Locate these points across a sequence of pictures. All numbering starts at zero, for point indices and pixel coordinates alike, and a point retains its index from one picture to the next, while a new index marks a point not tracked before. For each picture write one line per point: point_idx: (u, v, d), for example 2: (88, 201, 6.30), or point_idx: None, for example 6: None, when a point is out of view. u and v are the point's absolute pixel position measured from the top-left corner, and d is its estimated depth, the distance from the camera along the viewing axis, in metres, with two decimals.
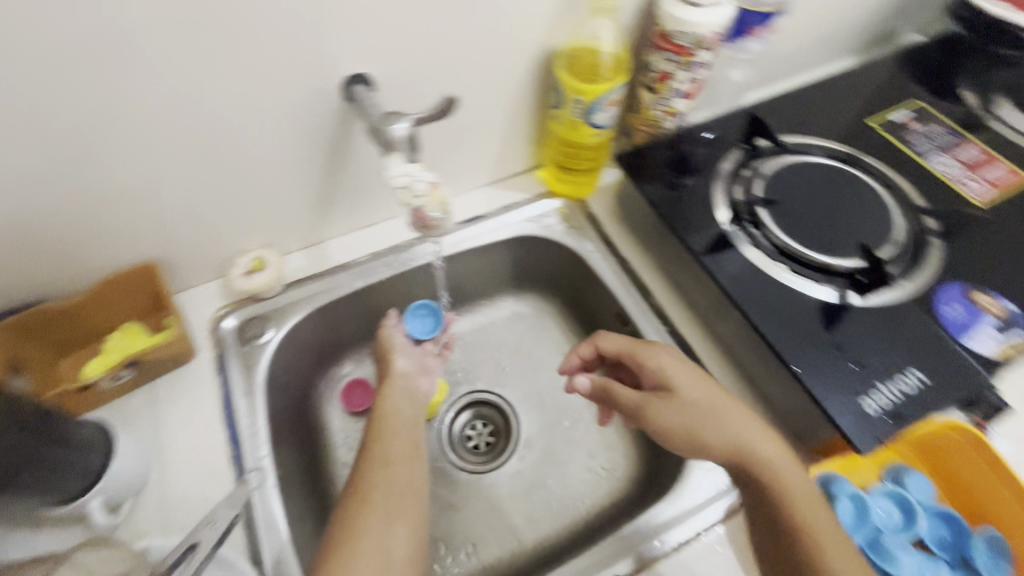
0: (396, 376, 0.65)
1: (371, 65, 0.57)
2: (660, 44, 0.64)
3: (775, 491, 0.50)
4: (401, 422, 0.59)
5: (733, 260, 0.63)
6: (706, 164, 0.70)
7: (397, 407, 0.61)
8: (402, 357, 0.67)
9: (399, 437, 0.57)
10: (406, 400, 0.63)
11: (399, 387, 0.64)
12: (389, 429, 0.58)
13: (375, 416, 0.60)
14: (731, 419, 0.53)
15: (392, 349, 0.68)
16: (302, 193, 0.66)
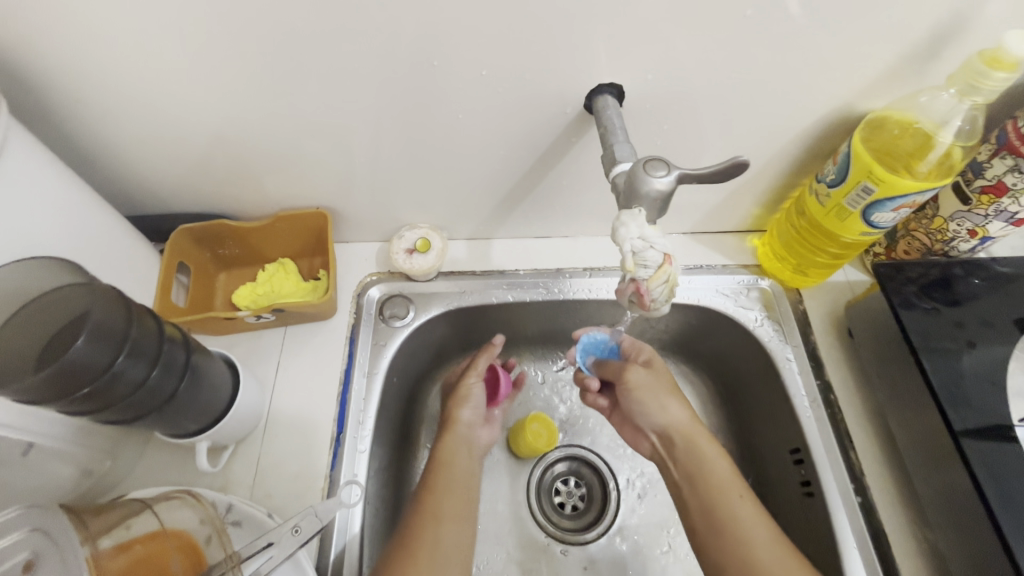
0: (460, 427, 0.61)
1: (628, 76, 0.47)
2: (1016, 148, 0.46)
3: None
4: (456, 477, 0.57)
5: (1014, 471, 0.45)
6: (1002, 319, 0.52)
7: (454, 458, 0.58)
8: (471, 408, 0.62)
9: (454, 492, 0.55)
10: (467, 457, 0.59)
11: (460, 440, 0.60)
12: (444, 483, 0.55)
13: (433, 467, 0.57)
14: (740, 515, 0.46)
15: (466, 395, 0.63)
16: (492, 187, 0.59)
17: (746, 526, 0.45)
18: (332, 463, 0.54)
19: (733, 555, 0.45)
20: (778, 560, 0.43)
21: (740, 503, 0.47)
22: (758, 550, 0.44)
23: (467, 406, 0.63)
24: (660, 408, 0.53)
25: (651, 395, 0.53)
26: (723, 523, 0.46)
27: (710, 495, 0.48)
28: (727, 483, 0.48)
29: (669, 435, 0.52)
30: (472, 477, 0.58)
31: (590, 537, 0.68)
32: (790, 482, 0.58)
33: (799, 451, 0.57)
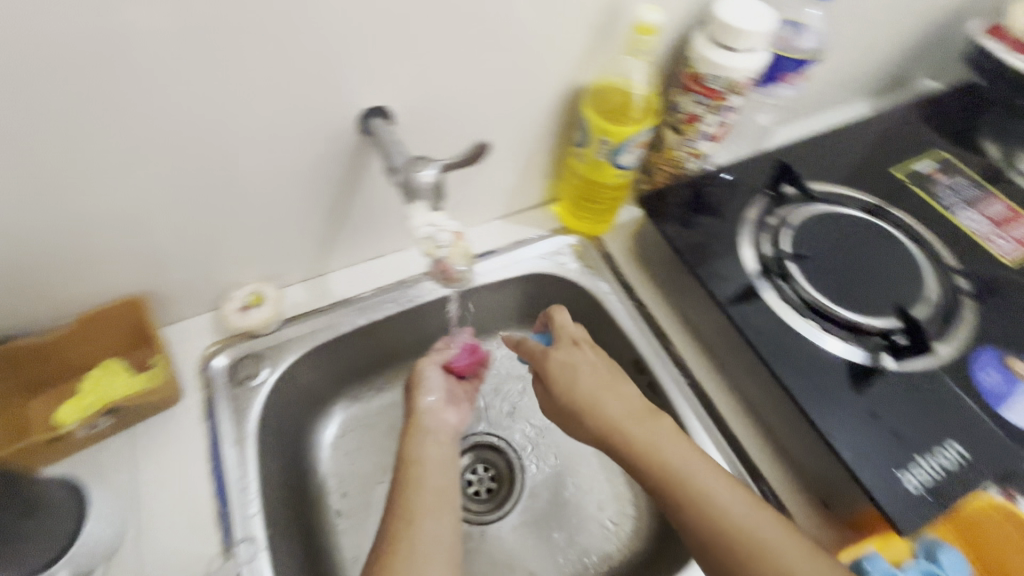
0: (421, 415, 0.63)
1: (389, 97, 0.53)
2: (690, 86, 0.61)
3: (710, 513, 0.45)
4: (431, 467, 0.56)
5: (762, 315, 0.59)
6: (730, 209, 0.68)
7: (422, 451, 0.58)
8: (426, 393, 0.66)
9: (426, 485, 0.54)
10: (433, 442, 0.60)
11: (423, 428, 0.61)
12: (417, 477, 0.55)
13: (402, 463, 0.57)
14: (656, 436, 0.50)
15: (421, 383, 0.67)
16: (307, 224, 0.62)
17: (704, 483, 0.47)
18: (225, 535, 0.53)
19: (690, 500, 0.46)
20: (732, 503, 0.45)
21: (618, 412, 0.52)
22: (715, 507, 0.45)
23: (425, 392, 0.66)
24: (570, 380, 0.55)
25: (565, 376, 0.55)
26: (679, 482, 0.47)
27: (662, 466, 0.48)
28: (600, 401, 0.52)
29: (573, 397, 0.54)
30: (444, 460, 0.58)
31: (507, 509, 0.73)
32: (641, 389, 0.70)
33: (639, 362, 0.69)
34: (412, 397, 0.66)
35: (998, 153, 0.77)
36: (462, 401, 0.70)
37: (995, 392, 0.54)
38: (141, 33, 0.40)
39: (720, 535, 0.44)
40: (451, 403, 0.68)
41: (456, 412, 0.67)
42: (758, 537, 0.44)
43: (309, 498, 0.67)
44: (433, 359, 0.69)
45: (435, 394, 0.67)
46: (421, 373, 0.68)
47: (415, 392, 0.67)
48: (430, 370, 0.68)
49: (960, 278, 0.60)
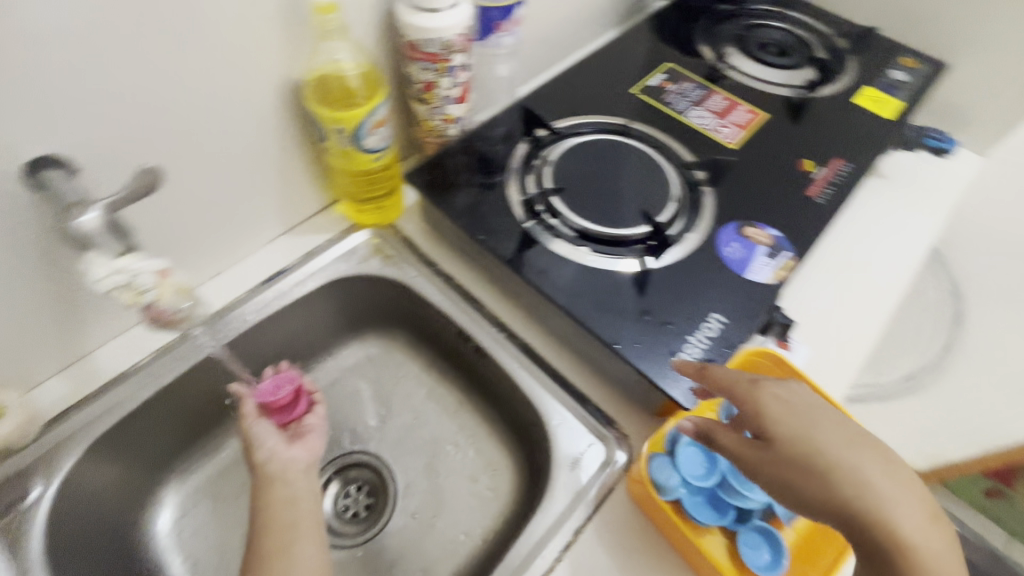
0: (263, 464, 0.57)
1: (58, 144, 0.47)
2: (412, 54, 0.61)
3: (860, 501, 0.37)
4: (283, 511, 0.53)
5: (540, 254, 0.62)
6: (493, 162, 0.69)
7: (272, 496, 0.54)
8: (262, 440, 0.58)
9: (281, 527, 0.52)
10: (286, 482, 0.56)
11: (270, 473, 0.56)
12: (275, 523, 0.52)
13: (257, 512, 0.53)
14: (819, 425, 0.40)
15: (251, 440, 0.58)
16: (28, 310, 0.53)
17: (812, 431, 0.40)
18: None
19: (783, 477, 0.39)
20: (857, 444, 0.40)
21: (778, 400, 0.42)
22: (825, 454, 0.39)
23: (262, 443, 0.58)
24: (794, 398, 0.42)
25: (801, 421, 0.40)
26: (803, 443, 0.40)
27: (786, 430, 0.40)
28: (748, 399, 0.43)
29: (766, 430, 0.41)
30: (298, 498, 0.54)
31: (386, 518, 0.72)
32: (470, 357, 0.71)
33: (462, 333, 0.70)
34: (248, 455, 0.58)
35: (713, 55, 0.86)
36: (309, 431, 0.62)
37: (739, 261, 0.62)
38: None
39: (822, 485, 0.38)
40: (295, 439, 0.61)
41: (303, 446, 0.60)
42: (875, 497, 0.37)
43: None
44: (250, 412, 0.60)
45: (274, 440, 0.59)
46: (252, 429, 0.59)
47: (250, 451, 0.58)
48: (257, 425, 0.60)
49: (695, 172, 0.68)
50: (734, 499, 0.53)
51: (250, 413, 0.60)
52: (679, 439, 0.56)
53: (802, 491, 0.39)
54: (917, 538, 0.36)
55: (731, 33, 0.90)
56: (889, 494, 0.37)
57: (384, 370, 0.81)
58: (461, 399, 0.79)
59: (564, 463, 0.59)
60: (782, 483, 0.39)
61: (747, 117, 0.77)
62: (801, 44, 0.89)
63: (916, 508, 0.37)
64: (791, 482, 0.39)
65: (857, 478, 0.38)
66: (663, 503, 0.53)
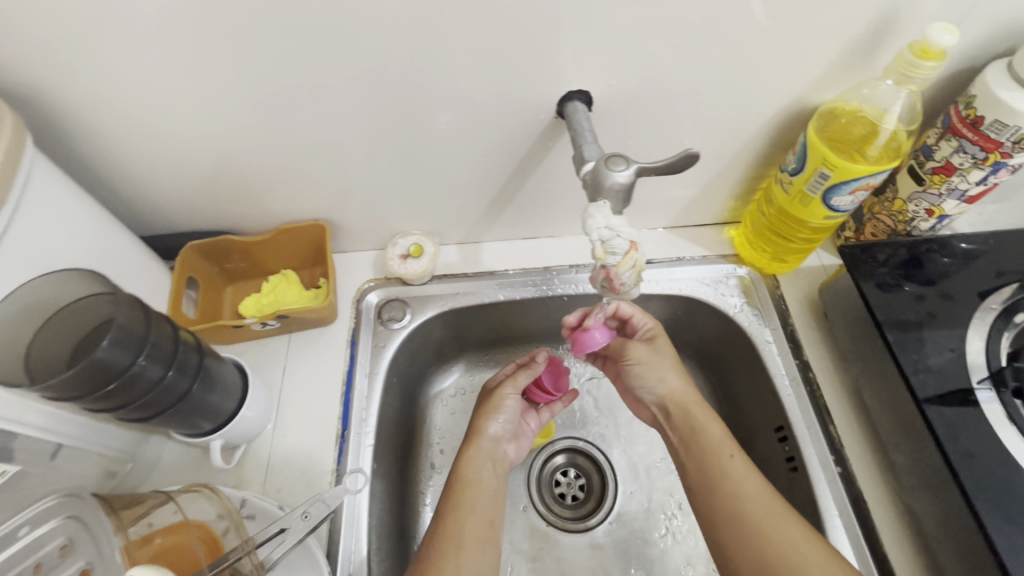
0: (485, 440, 0.61)
1: (597, 83, 0.51)
2: (960, 129, 0.49)
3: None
4: (485, 495, 0.55)
5: (976, 429, 0.48)
6: (963, 289, 0.55)
7: (479, 476, 0.57)
8: (495, 420, 0.63)
9: (475, 513, 0.53)
10: (490, 471, 0.58)
11: (483, 452, 0.60)
12: (468, 501, 0.54)
13: (454, 485, 0.56)
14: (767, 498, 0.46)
15: (496, 408, 0.63)
16: (478, 190, 0.63)
17: (737, 479, 0.48)
18: (339, 458, 0.57)
19: (720, 517, 0.48)
20: (767, 506, 0.46)
21: (732, 462, 0.49)
22: (751, 503, 0.46)
23: (495, 419, 0.63)
24: (660, 378, 0.57)
25: (653, 369, 0.57)
26: (717, 481, 0.49)
27: (706, 459, 0.51)
28: (718, 444, 0.50)
29: (667, 403, 0.56)
30: (498, 493, 0.57)
31: (590, 523, 0.71)
32: (776, 458, 0.61)
33: (782, 428, 0.60)
34: (483, 415, 0.63)
35: None
36: (526, 435, 0.66)
37: None
38: None
39: (736, 533, 0.46)
40: (513, 435, 0.65)
41: (516, 445, 0.65)
42: (789, 541, 0.44)
43: (412, 445, 0.70)
44: (517, 382, 0.64)
45: (503, 424, 0.63)
46: (503, 397, 0.64)
47: (485, 413, 0.63)
48: (512, 397, 0.64)
49: None
50: None
51: (519, 384, 0.64)
52: None
53: (743, 533, 0.46)
54: None
55: None
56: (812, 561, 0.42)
57: None
58: None
59: None
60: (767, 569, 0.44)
61: None
62: None
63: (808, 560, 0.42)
64: (719, 525, 0.47)
65: (763, 534, 0.45)
66: None
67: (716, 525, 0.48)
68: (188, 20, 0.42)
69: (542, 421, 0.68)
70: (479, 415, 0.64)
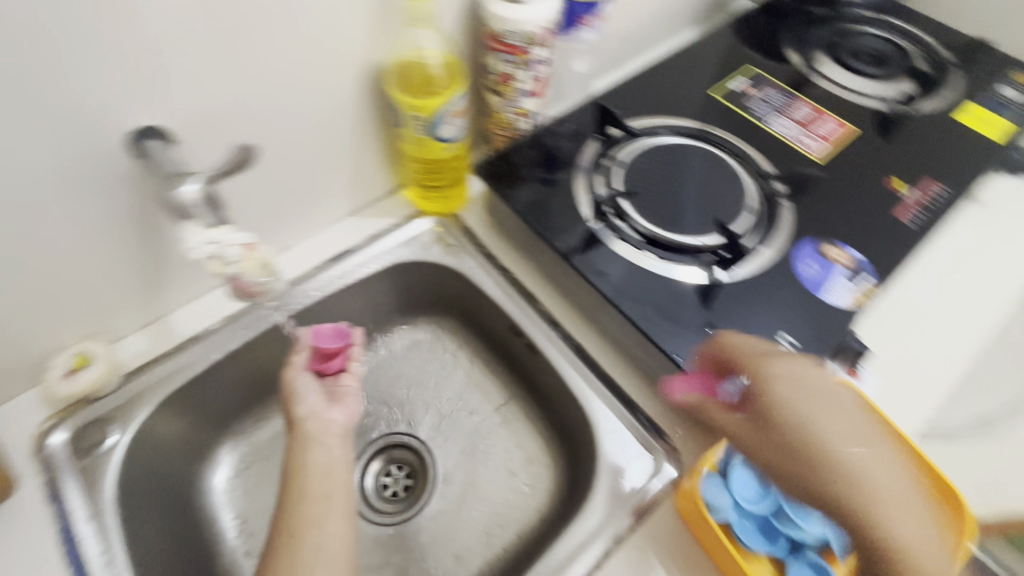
0: (302, 422, 0.57)
1: (164, 114, 0.50)
2: (493, 45, 0.61)
3: (853, 471, 0.39)
4: (317, 474, 0.52)
5: (604, 256, 0.61)
6: (565, 159, 0.69)
7: (305, 459, 0.53)
8: (302, 401, 0.58)
9: (308, 498, 0.50)
10: (319, 448, 0.55)
11: (305, 433, 0.56)
12: (298, 491, 0.51)
13: (287, 478, 0.52)
14: (816, 411, 0.42)
15: (294, 394, 0.59)
16: (118, 265, 0.57)
17: (866, 425, 0.42)
18: None
19: (784, 445, 0.42)
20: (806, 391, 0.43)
21: (781, 366, 0.45)
22: (808, 415, 0.42)
23: (300, 401, 0.58)
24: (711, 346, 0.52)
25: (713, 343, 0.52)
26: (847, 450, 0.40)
27: None
28: (754, 359, 0.47)
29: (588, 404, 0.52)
30: (332, 464, 0.53)
31: (424, 501, 0.73)
32: (521, 353, 0.71)
33: (515, 327, 0.69)
34: (287, 410, 0.58)
35: (801, 62, 0.83)
36: (350, 393, 0.60)
37: (815, 280, 0.60)
38: None
39: (798, 464, 0.41)
40: (335, 399, 0.60)
41: (342, 409, 0.59)
42: (903, 525, 0.38)
43: (206, 553, 0.63)
44: (298, 363, 0.61)
45: (311, 399, 0.58)
46: (295, 381, 0.60)
47: (290, 406, 0.58)
48: (303, 376, 0.60)
49: (776, 183, 0.66)
50: (800, 521, 0.51)
51: (297, 363, 0.61)
52: (733, 461, 0.54)
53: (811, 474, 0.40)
54: (891, 489, 0.39)
55: (823, 40, 0.87)
56: (908, 531, 0.38)
57: (433, 355, 0.82)
58: (505, 391, 0.79)
59: (609, 468, 0.58)
60: (835, 474, 0.40)
61: (837, 130, 0.75)
62: (900, 53, 0.84)
63: (880, 461, 0.40)
64: (790, 453, 0.42)
65: (863, 484, 0.39)
66: (713, 522, 0.51)
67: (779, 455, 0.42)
68: None
69: (360, 373, 0.63)
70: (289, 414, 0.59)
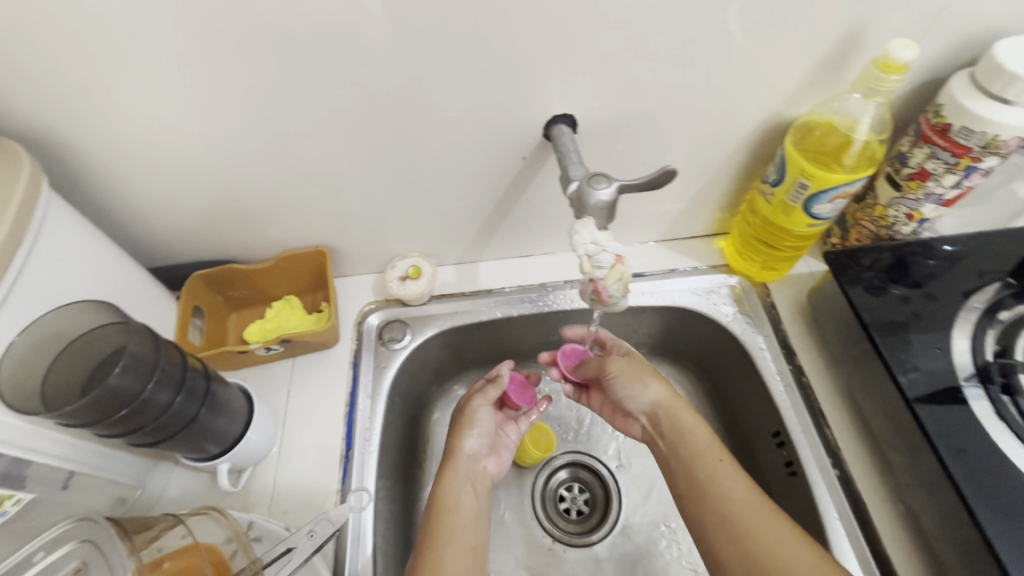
0: (463, 458, 0.60)
1: (581, 107, 0.53)
2: (930, 137, 0.51)
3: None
4: (464, 520, 0.54)
5: (963, 426, 0.48)
6: (947, 288, 0.57)
7: (457, 500, 0.56)
8: (472, 438, 0.62)
9: (455, 542, 0.52)
10: (469, 493, 0.57)
11: (461, 472, 0.59)
12: (447, 529, 0.53)
13: (431, 512, 0.55)
14: (734, 491, 0.47)
15: (470, 423, 0.63)
16: (473, 211, 0.65)
17: None
18: (343, 478, 0.58)
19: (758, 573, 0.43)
20: (760, 526, 0.44)
21: (721, 466, 0.48)
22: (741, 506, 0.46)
23: (470, 434, 0.62)
24: (642, 389, 0.56)
25: (635, 378, 0.56)
26: (703, 482, 0.48)
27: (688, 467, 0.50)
28: (704, 454, 0.49)
29: (653, 413, 0.55)
30: (477, 516, 0.56)
31: (595, 538, 0.71)
32: (774, 464, 0.62)
33: (780, 434, 0.61)
34: (458, 433, 0.63)
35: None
36: (505, 446, 0.66)
37: None
38: (389, 20, 0.44)
39: None
40: (492, 448, 0.64)
41: (494, 461, 0.64)
42: (779, 542, 0.43)
43: (416, 466, 0.70)
44: (487, 396, 0.64)
45: (478, 439, 0.63)
46: (475, 411, 0.63)
47: (460, 431, 0.62)
48: (485, 410, 0.64)
49: None
50: None
51: (489, 397, 0.64)
52: None
53: (745, 552, 0.44)
54: None
55: None
56: None
57: None
58: None
59: None
60: None
61: None
62: None
63: None
64: (708, 529, 0.47)
65: None
66: None
67: (688, 503, 0.49)
68: (195, 58, 0.44)
69: (521, 432, 0.68)
70: (455, 430, 0.63)
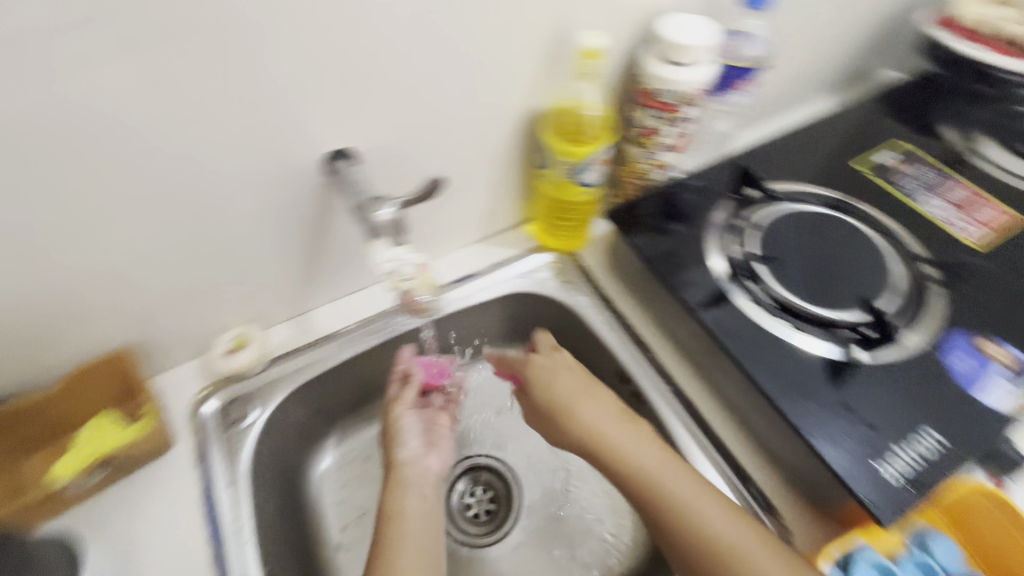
0: (402, 466, 0.59)
1: (354, 140, 0.56)
2: (645, 102, 0.63)
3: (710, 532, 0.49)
4: (415, 523, 0.54)
5: (732, 316, 0.61)
6: (698, 211, 0.70)
7: (404, 505, 0.55)
8: (406, 443, 0.61)
9: (407, 547, 0.52)
10: (417, 495, 0.56)
11: (403, 479, 0.58)
12: (397, 535, 0.52)
13: (383, 521, 0.54)
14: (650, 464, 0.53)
15: (398, 433, 0.62)
16: (284, 263, 0.64)
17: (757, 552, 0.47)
18: None
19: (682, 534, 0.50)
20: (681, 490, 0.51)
21: (634, 441, 0.55)
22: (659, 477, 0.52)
23: (403, 442, 0.61)
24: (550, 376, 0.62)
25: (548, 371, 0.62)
26: (619, 461, 0.54)
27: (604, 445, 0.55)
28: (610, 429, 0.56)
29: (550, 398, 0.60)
30: (428, 515, 0.55)
31: (506, 529, 0.74)
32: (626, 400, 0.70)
33: (622, 373, 0.70)
34: (390, 447, 0.62)
35: (957, 139, 0.80)
36: (445, 439, 0.64)
37: (968, 375, 0.56)
38: (113, 94, 0.43)
39: None
40: (431, 446, 0.63)
41: (438, 457, 0.62)
42: (700, 506, 0.50)
43: (307, 536, 0.67)
44: (406, 401, 0.65)
45: (414, 442, 0.62)
46: (398, 420, 0.64)
47: (392, 445, 0.61)
48: (407, 415, 0.64)
49: (926, 265, 0.64)
50: None
51: (406, 400, 0.65)
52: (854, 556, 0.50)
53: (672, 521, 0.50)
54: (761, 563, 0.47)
55: (984, 118, 0.82)
56: None
57: None
58: None
59: None
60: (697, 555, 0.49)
61: (997, 218, 0.70)
62: None
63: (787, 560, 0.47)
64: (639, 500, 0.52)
65: None
66: None
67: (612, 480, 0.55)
68: None
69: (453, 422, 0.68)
70: (387, 450, 0.62)
